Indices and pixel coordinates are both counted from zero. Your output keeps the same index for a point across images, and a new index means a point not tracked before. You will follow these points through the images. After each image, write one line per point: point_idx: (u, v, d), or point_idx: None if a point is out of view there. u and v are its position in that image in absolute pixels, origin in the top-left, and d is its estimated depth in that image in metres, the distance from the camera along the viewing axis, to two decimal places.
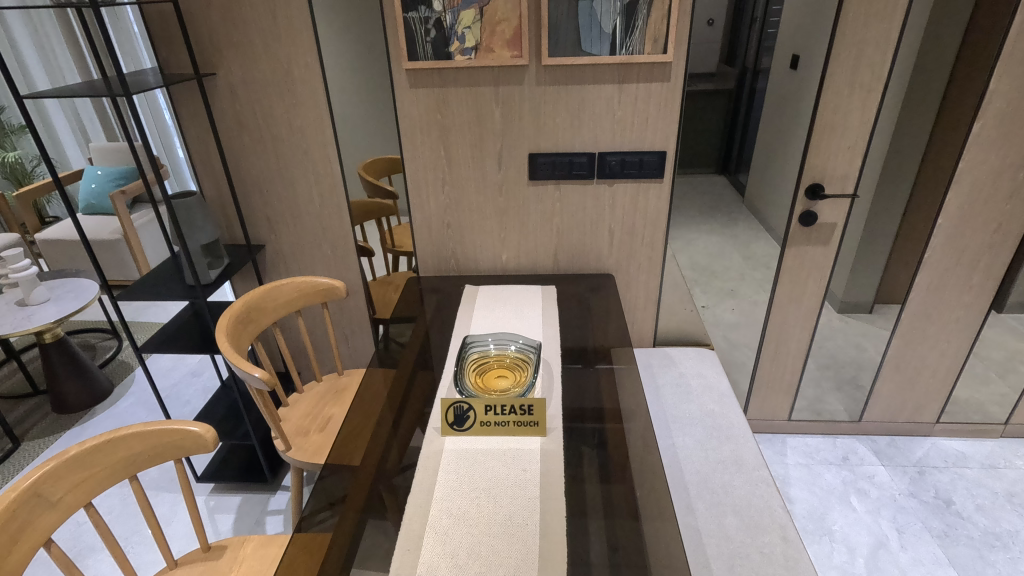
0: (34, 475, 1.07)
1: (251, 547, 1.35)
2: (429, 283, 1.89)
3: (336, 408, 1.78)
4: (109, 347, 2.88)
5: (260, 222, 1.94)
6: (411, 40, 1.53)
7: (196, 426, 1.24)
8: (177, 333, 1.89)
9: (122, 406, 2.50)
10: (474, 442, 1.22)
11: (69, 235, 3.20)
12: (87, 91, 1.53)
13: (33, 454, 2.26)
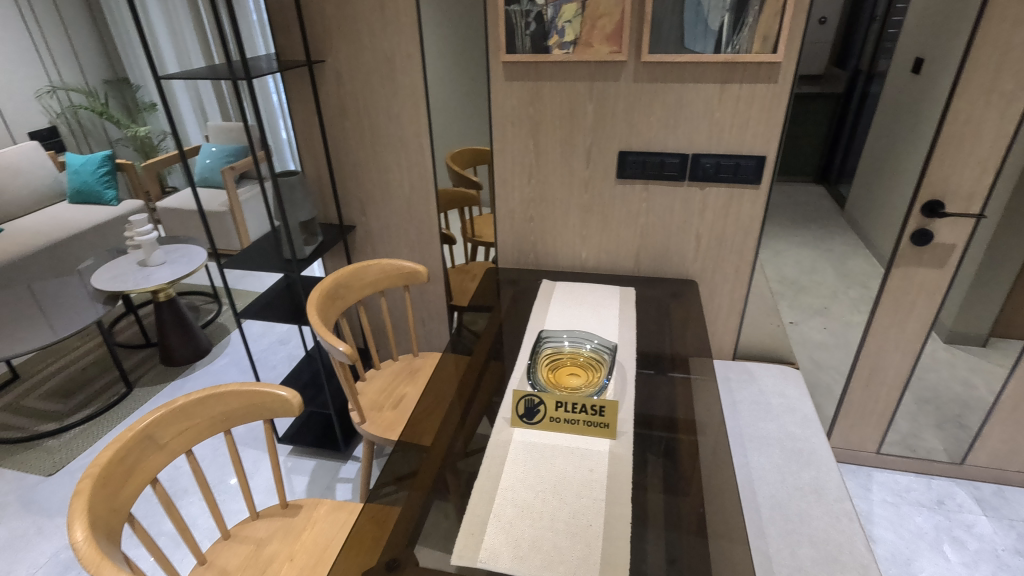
0: (148, 418, 1.20)
1: (324, 511, 1.43)
2: (507, 275, 1.91)
3: (410, 387, 1.84)
4: (211, 310, 3.14)
5: (353, 204, 2.03)
6: (511, 33, 1.55)
7: (285, 391, 1.32)
8: (271, 303, 2.03)
9: (218, 364, 2.73)
10: (542, 436, 1.23)
11: (185, 205, 3.52)
12: (212, 75, 1.66)
13: (142, 400, 2.51)
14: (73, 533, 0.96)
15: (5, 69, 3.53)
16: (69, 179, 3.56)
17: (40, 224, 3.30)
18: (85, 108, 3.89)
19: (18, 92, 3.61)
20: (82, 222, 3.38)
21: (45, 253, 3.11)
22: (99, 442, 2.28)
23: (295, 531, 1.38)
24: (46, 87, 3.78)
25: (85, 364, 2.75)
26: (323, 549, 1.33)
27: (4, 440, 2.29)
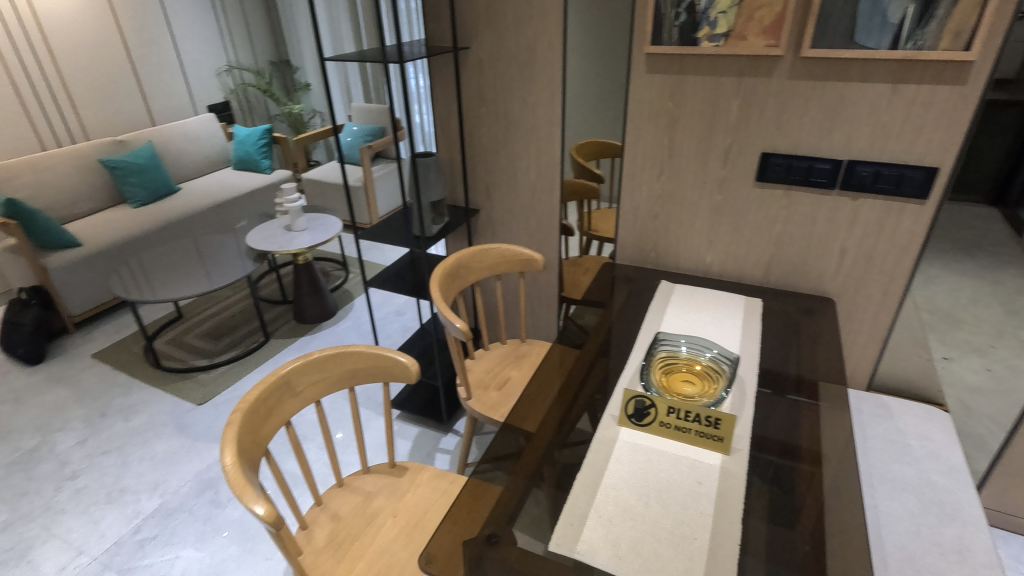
0: (288, 366, 1.33)
1: (427, 476, 1.51)
2: (624, 271, 1.87)
3: (515, 371, 1.88)
4: (339, 276, 3.41)
5: (480, 188, 2.10)
6: (659, 23, 1.49)
7: (404, 358, 1.39)
8: (396, 275, 2.16)
9: (341, 326, 2.96)
10: (649, 440, 1.19)
11: (326, 178, 3.84)
12: (365, 57, 1.77)
13: (277, 350, 2.80)
14: (224, 457, 1.09)
15: (195, 49, 4.05)
16: (235, 148, 4.03)
17: (210, 186, 3.78)
18: (253, 86, 4.37)
19: (202, 69, 4.13)
20: (241, 187, 3.81)
21: (211, 211, 3.56)
22: (240, 382, 2.58)
23: (400, 491, 1.46)
24: (224, 66, 4.28)
25: (234, 312, 3.12)
26: (423, 511, 1.41)
27: (168, 369, 2.67)
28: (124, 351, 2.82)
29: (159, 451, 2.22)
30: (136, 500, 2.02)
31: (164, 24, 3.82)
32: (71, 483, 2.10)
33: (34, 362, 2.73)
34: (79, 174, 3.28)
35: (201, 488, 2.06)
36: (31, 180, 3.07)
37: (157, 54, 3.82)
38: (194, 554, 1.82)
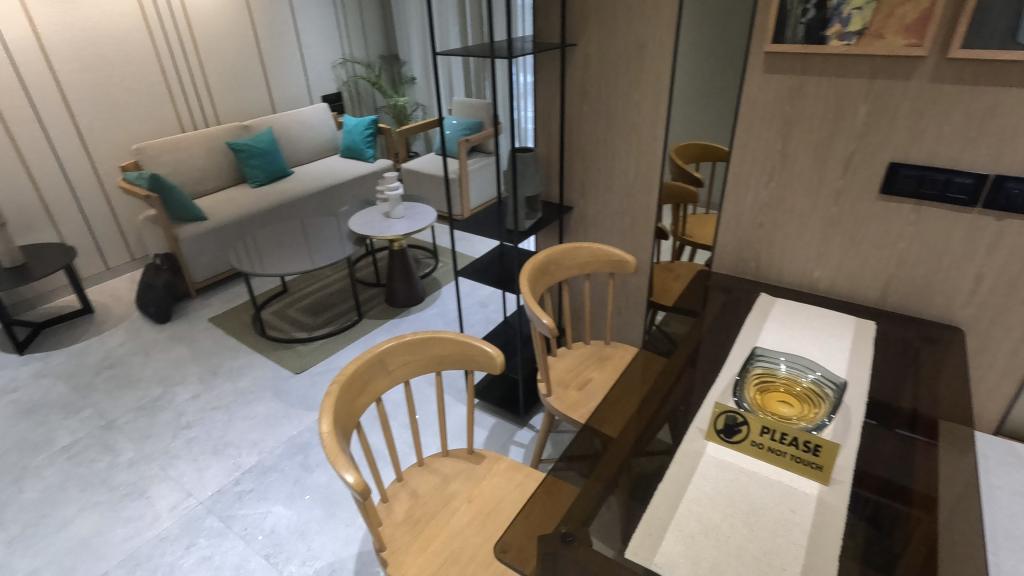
0: (383, 344, 1.40)
1: (503, 466, 1.52)
2: (720, 280, 1.79)
3: (597, 372, 1.85)
4: (429, 264, 3.54)
5: (575, 185, 2.09)
6: (783, 20, 1.41)
7: (491, 348, 1.41)
8: (486, 267, 2.20)
9: (428, 312, 3.07)
10: (738, 460, 1.14)
11: (424, 169, 4.00)
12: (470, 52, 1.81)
13: (368, 330, 2.95)
14: (322, 425, 1.17)
15: (315, 42, 4.34)
16: (343, 137, 4.28)
17: (318, 171, 4.04)
18: (363, 78, 4.62)
19: (320, 61, 4.42)
20: (346, 173, 4.05)
21: (318, 195, 3.80)
22: (333, 356, 2.75)
23: (476, 477, 1.49)
24: (339, 59, 4.56)
25: (332, 290, 3.33)
26: (497, 500, 1.43)
27: (272, 338, 2.89)
28: (236, 318, 3.09)
29: (260, 412, 2.42)
30: (237, 454, 2.21)
31: (290, 19, 4.12)
32: (185, 432, 2.33)
33: (162, 321, 3.06)
34: (209, 155, 3.63)
35: (293, 451, 2.22)
36: (171, 158, 3.44)
37: (282, 47, 4.13)
38: (284, 511, 1.97)
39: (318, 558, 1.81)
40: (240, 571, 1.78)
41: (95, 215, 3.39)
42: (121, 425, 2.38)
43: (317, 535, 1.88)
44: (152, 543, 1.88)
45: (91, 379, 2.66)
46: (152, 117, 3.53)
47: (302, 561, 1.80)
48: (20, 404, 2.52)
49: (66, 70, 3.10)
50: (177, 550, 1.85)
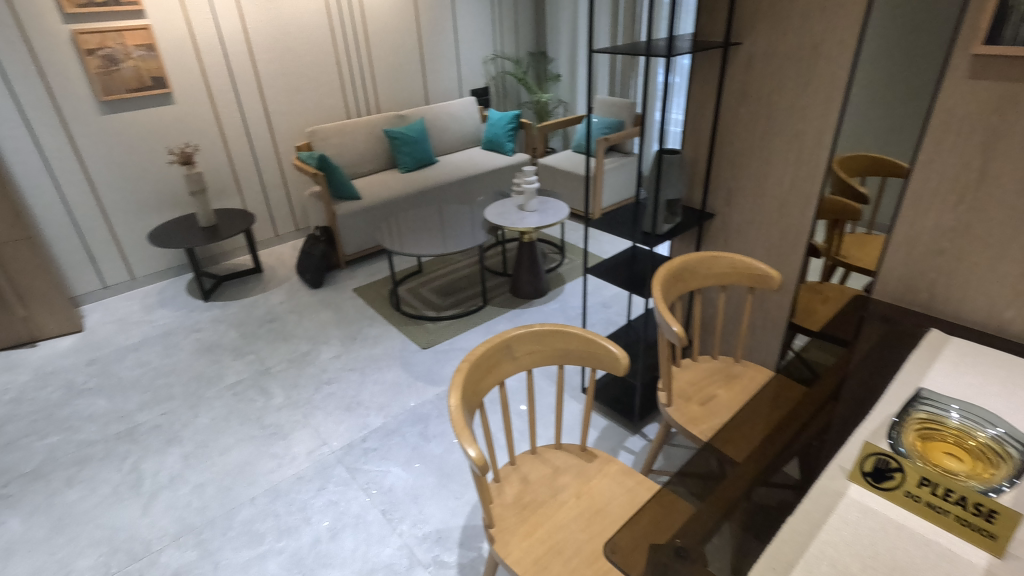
0: (512, 331, 1.44)
1: (615, 469, 1.51)
2: (878, 310, 1.60)
3: (723, 390, 1.75)
4: (555, 260, 3.58)
5: (721, 191, 1.99)
6: (1001, 18, 1.21)
7: (616, 349, 1.40)
8: (616, 267, 2.17)
9: (550, 307, 3.12)
10: (887, 509, 1.01)
11: (561, 166, 4.04)
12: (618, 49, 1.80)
13: (491, 316, 3.07)
14: (450, 398, 1.24)
15: (471, 39, 4.57)
16: (487, 130, 4.47)
17: (461, 162, 4.26)
18: (511, 74, 4.77)
19: (473, 57, 4.64)
20: (486, 165, 4.22)
21: (458, 183, 4.01)
22: (457, 337, 2.90)
23: (587, 474, 1.50)
24: (491, 55, 4.75)
25: (461, 275, 3.50)
26: (605, 501, 1.42)
27: (404, 313, 3.12)
28: (376, 291, 3.37)
29: (388, 380, 2.62)
30: (366, 415, 2.42)
31: (450, 16, 4.37)
32: (325, 387, 2.60)
33: (315, 286, 3.44)
34: (368, 141, 3.98)
35: (414, 420, 2.38)
36: (337, 142, 3.83)
37: (441, 43, 4.39)
38: (402, 474, 2.12)
39: (428, 523, 1.93)
40: (360, 520, 1.95)
41: (272, 188, 3.89)
42: (276, 372, 2.72)
43: (429, 501, 2.01)
44: (291, 480, 2.12)
45: (256, 329, 3.07)
46: (326, 104, 3.95)
47: (413, 522, 1.93)
48: (202, 342, 2.98)
49: (264, 61, 3.58)
50: (311, 490, 2.08)
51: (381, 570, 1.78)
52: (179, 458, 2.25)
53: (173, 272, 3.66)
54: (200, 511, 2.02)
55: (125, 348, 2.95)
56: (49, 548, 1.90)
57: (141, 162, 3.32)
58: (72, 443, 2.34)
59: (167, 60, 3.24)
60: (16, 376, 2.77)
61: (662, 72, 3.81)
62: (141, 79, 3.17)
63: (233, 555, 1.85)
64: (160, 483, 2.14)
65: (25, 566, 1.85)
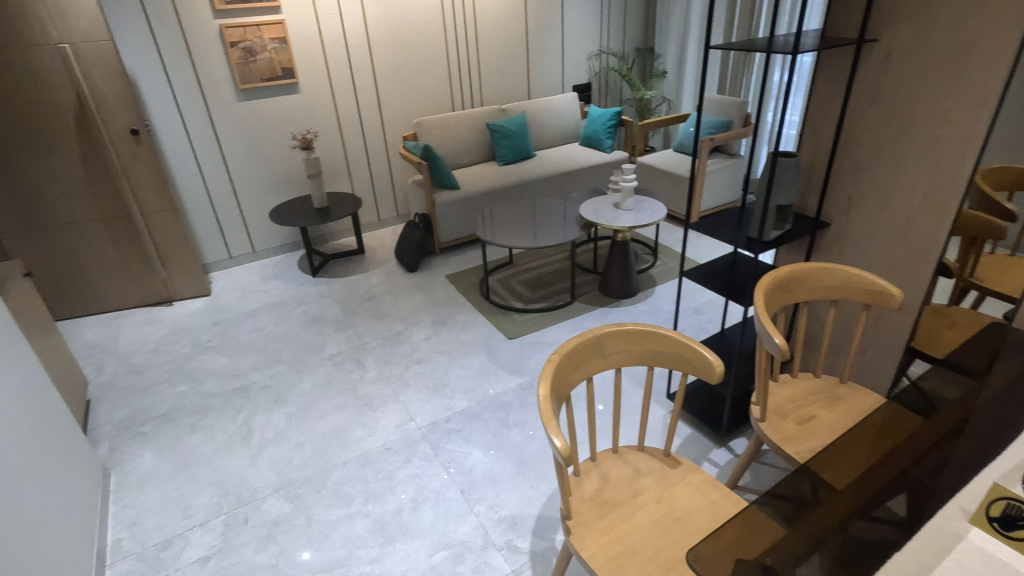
0: (604, 328, 1.44)
1: (699, 478, 1.46)
2: (1021, 341, 1.44)
3: (824, 411, 1.64)
4: (646, 261, 3.51)
5: (839, 199, 1.86)
6: None
7: (711, 355, 1.36)
8: (715, 272, 2.09)
9: (639, 308, 3.06)
10: (1018, 559, 0.89)
11: (660, 164, 3.94)
12: (732, 44, 1.73)
13: (578, 313, 3.07)
14: (539, 388, 1.26)
15: (577, 34, 4.55)
16: (586, 126, 4.44)
17: (558, 157, 4.27)
18: (615, 70, 4.71)
19: (578, 52, 4.63)
20: (583, 161, 4.20)
21: (554, 178, 4.03)
22: (543, 331, 2.93)
23: (669, 480, 1.47)
24: (596, 51, 4.71)
25: (550, 269, 3.53)
26: (687, 509, 1.38)
27: (493, 303, 3.20)
28: (467, 279, 3.48)
29: (474, 365, 2.71)
30: (451, 396, 2.52)
31: (558, 11, 4.38)
32: (415, 366, 2.73)
33: (411, 270, 3.60)
34: (470, 133, 4.10)
35: (496, 407, 2.44)
36: (441, 133, 3.98)
37: (547, 38, 4.42)
38: (482, 457, 2.19)
39: (504, 507, 1.98)
40: (440, 495, 2.04)
41: (378, 174, 4.11)
42: (372, 348, 2.90)
43: (506, 486, 2.06)
44: (380, 449, 2.26)
45: (356, 306, 3.28)
46: (433, 96, 4.11)
47: (490, 504, 1.99)
48: (308, 314, 3.23)
49: (381, 54, 3.79)
50: (397, 461, 2.20)
51: (457, 546, 1.85)
52: (283, 417, 2.46)
53: (286, 248, 3.98)
54: (299, 468, 2.20)
55: (243, 314, 3.27)
56: (175, 483, 2.16)
57: (268, 146, 3.64)
58: (196, 393, 2.63)
59: (296, 53, 3.52)
60: (155, 330, 3.16)
61: (778, 70, 3.60)
62: (274, 70, 3.47)
63: (325, 512, 2.00)
64: (266, 437, 2.36)
65: (155, 495, 2.11)
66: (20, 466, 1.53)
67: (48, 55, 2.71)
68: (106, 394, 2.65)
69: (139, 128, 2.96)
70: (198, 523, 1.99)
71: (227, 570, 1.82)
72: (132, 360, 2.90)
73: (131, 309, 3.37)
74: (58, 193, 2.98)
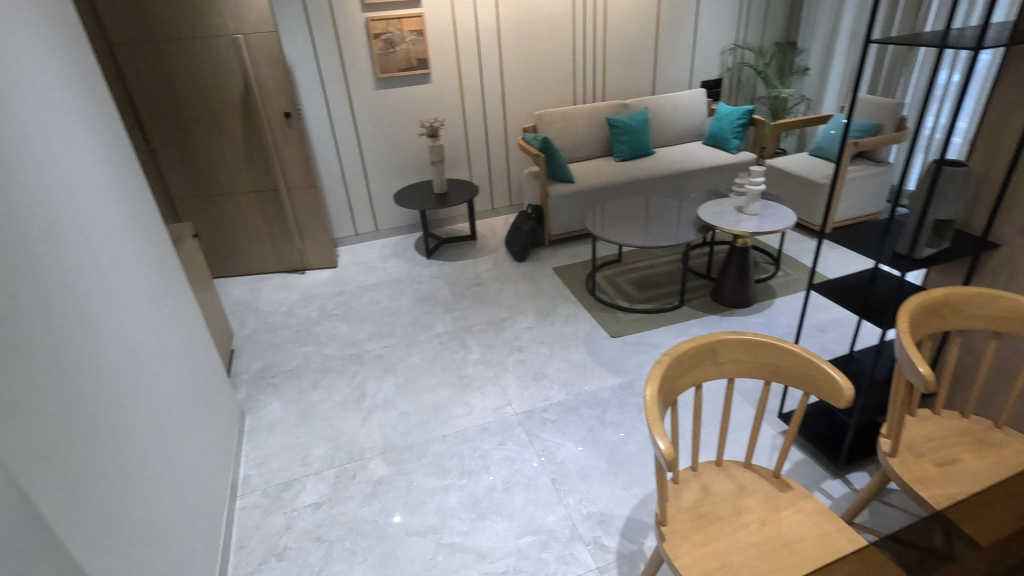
0: (720, 335, 1.38)
1: (811, 507, 1.36)
2: None
3: (971, 457, 1.44)
4: (766, 271, 3.30)
5: (1016, 218, 1.61)
6: None
7: (840, 377, 1.25)
8: (850, 287, 1.92)
9: (753, 319, 2.89)
10: None
11: (792, 168, 3.66)
12: (893, 39, 1.56)
13: (686, 318, 2.96)
14: (646, 387, 1.23)
15: (712, 28, 4.34)
16: (712, 124, 4.24)
17: (678, 155, 4.12)
18: (750, 66, 4.43)
19: (711, 46, 4.41)
20: (705, 161, 4.02)
21: (673, 177, 3.90)
22: (647, 332, 2.87)
23: (776, 503, 1.38)
24: (731, 45, 4.47)
25: (660, 271, 3.43)
26: (794, 537, 1.29)
27: (598, 299, 3.18)
28: (574, 273, 3.48)
29: (574, 359, 2.71)
30: (550, 387, 2.54)
31: (694, 4, 4.20)
32: (517, 353, 2.80)
33: (520, 260, 3.67)
34: (590, 127, 4.08)
35: (594, 403, 2.43)
36: (560, 126, 3.99)
37: (679, 31, 4.26)
38: (575, 450, 2.20)
39: (593, 503, 1.97)
40: (531, 481, 2.08)
41: (495, 164, 4.23)
42: (476, 331, 3.00)
43: (597, 483, 2.05)
44: (477, 429, 2.34)
45: (464, 290, 3.41)
46: (556, 89, 4.13)
47: (579, 498, 2.00)
48: (421, 293, 3.41)
49: (509, 47, 3.87)
50: (492, 442, 2.27)
51: (544, 533, 1.88)
52: (392, 386, 2.64)
53: (405, 229, 4.23)
54: (402, 435, 2.34)
55: (364, 287, 3.53)
56: (297, 432, 2.40)
57: (398, 133, 3.88)
58: (320, 355, 2.90)
59: (432, 45, 3.70)
60: (289, 294, 3.51)
61: (947, 70, 3.21)
62: (410, 60, 3.67)
63: (423, 479, 2.12)
64: (376, 402, 2.54)
65: (280, 441, 2.36)
66: (179, 400, 1.78)
67: (225, 44, 3.08)
68: (246, 346, 3.00)
69: (291, 111, 3.27)
70: (313, 472, 2.20)
71: (335, 518, 1.99)
72: (269, 319, 3.25)
73: (271, 274, 3.77)
74: (222, 166, 3.40)
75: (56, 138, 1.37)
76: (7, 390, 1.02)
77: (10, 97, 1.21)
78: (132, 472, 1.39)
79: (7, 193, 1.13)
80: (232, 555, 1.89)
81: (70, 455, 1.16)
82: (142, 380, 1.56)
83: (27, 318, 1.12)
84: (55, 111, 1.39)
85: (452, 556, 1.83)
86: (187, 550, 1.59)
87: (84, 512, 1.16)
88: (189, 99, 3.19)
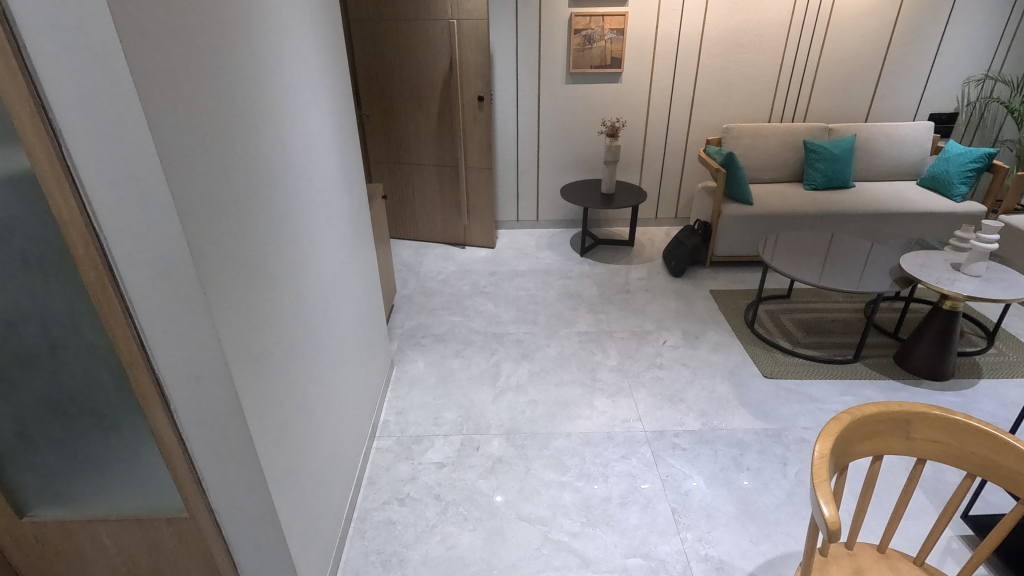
0: (920, 407, 1.20)
1: None
2: None
3: None
4: (973, 345, 2.80)
5: None
6: None
7: None
8: None
9: (946, 396, 2.47)
10: None
11: None
12: None
13: (858, 376, 2.61)
14: (816, 443, 1.10)
15: (959, 53, 3.73)
16: (935, 164, 3.66)
17: (884, 193, 3.63)
18: (1001, 103, 3.74)
19: (952, 75, 3.80)
20: (917, 204, 3.49)
21: (873, 217, 3.44)
22: (808, 381, 2.59)
23: None
24: (979, 76, 3.80)
25: (835, 317, 3.07)
26: None
27: (757, 334, 2.93)
28: (733, 300, 3.25)
29: (717, 391, 2.54)
30: (684, 413, 2.41)
31: (942, 24, 3.63)
32: (655, 369, 2.70)
33: (675, 275, 3.52)
34: (783, 148, 3.75)
35: (731, 442, 2.26)
36: (749, 142, 3.74)
37: (914, 55, 3.73)
38: (702, 486, 2.06)
39: (713, 546, 1.85)
40: (649, 504, 2.00)
41: (670, 172, 4.09)
42: (617, 337, 2.95)
43: (720, 527, 1.91)
44: (601, 435, 2.30)
45: (612, 294, 3.35)
46: (752, 104, 3.86)
47: (699, 536, 1.88)
48: (569, 288, 3.43)
49: (710, 54, 3.69)
50: (616, 453, 2.22)
51: (653, 561, 1.80)
52: (527, 371, 2.70)
53: (565, 224, 4.28)
54: (528, 422, 2.39)
55: (515, 271, 3.64)
56: (435, 393, 2.56)
57: (578, 128, 3.92)
58: (466, 326, 3.06)
59: (630, 45, 3.65)
60: (448, 265, 3.74)
61: None
62: (604, 58, 3.67)
63: (541, 470, 2.14)
64: (511, 383, 2.62)
65: (419, 397, 2.54)
66: (349, 338, 1.99)
67: (440, 28, 3.33)
68: (405, 304, 3.27)
69: (484, 95, 3.45)
70: (442, 433, 2.33)
71: (454, 482, 2.10)
72: (427, 283, 3.51)
73: (435, 242, 4.05)
74: (415, 137, 3.71)
75: (305, 95, 1.59)
76: (238, 299, 1.20)
77: (281, 57, 1.42)
78: (305, 394, 1.57)
79: (265, 136, 1.33)
80: (363, 487, 2.09)
81: (269, 367, 1.34)
82: (327, 313, 1.76)
83: (261, 245, 1.31)
84: (308, 71, 1.61)
85: (557, 552, 1.83)
86: (331, 471, 1.77)
87: (272, 417, 1.34)
88: (401, 73, 3.52)
